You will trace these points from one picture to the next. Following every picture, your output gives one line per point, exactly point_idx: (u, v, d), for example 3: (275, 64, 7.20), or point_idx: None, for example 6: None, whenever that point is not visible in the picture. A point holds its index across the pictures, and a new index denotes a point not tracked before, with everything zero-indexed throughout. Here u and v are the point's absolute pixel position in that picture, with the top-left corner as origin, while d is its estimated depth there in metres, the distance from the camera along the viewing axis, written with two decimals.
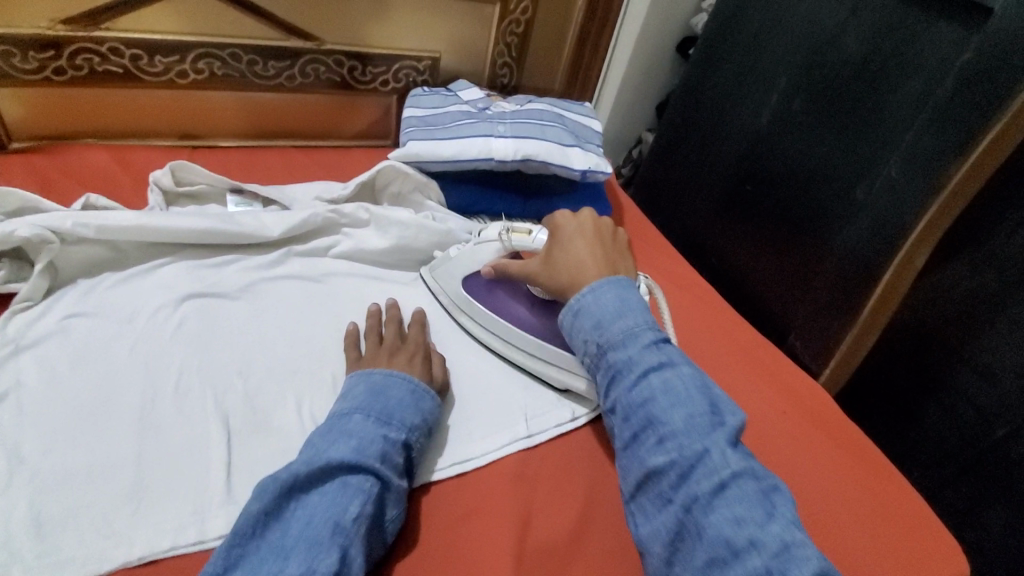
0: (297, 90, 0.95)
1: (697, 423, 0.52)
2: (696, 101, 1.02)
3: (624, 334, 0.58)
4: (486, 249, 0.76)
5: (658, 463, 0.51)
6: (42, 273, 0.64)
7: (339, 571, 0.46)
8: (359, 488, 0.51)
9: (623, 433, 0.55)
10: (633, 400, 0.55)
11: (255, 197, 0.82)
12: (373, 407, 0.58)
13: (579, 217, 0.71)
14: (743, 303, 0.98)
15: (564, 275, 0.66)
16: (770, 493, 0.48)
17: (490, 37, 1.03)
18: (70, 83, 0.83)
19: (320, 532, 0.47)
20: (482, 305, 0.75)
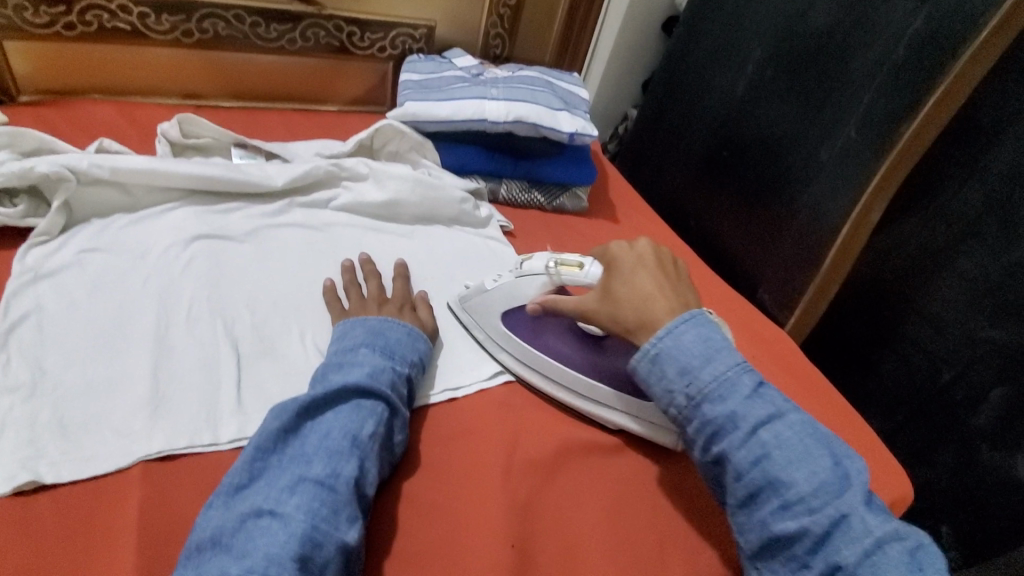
0: (297, 53, 0.98)
1: (824, 484, 0.51)
2: (679, 75, 1.07)
3: (718, 383, 0.56)
4: (532, 282, 0.72)
5: (787, 527, 0.50)
6: (59, 209, 0.68)
7: (357, 478, 0.51)
8: (371, 410, 0.56)
9: (736, 493, 0.54)
10: (745, 455, 0.53)
11: (258, 152, 0.86)
12: (377, 344, 0.63)
13: (636, 248, 0.67)
14: (716, 263, 1.03)
15: (631, 314, 0.62)
16: (916, 552, 0.48)
17: (484, 8, 1.07)
18: (79, 39, 0.86)
19: (339, 443, 0.52)
20: (526, 342, 0.71)
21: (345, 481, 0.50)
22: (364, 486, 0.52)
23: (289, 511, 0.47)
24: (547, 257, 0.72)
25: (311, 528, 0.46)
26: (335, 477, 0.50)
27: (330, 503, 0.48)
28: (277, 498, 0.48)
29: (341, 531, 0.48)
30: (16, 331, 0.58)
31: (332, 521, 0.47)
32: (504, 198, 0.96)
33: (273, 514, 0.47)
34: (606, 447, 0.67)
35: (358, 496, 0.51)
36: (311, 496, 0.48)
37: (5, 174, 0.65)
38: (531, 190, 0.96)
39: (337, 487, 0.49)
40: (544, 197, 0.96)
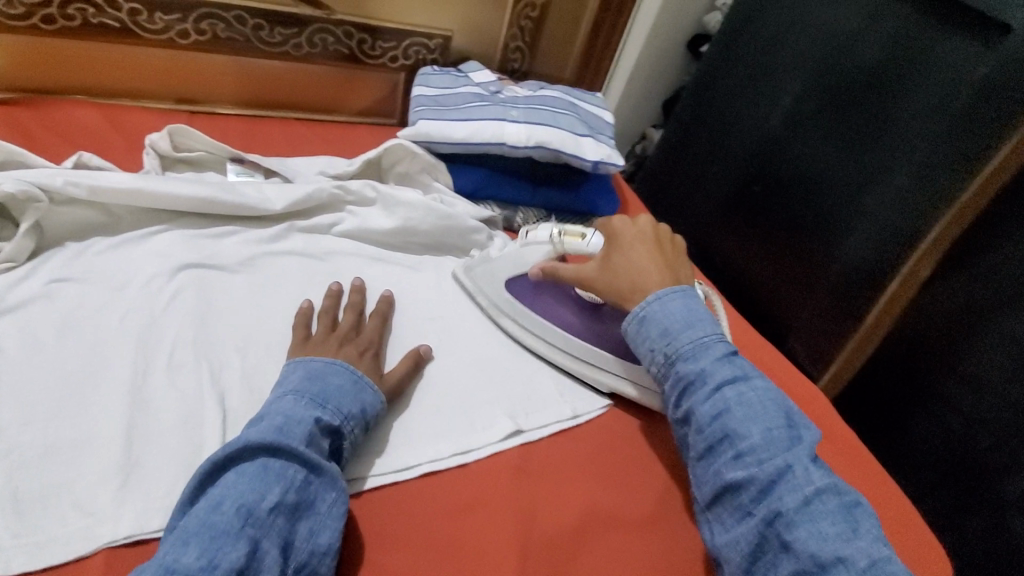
0: (301, 60, 0.91)
1: (777, 439, 0.51)
2: (708, 100, 1.02)
3: (693, 345, 0.57)
4: (535, 250, 0.75)
5: (736, 475, 0.50)
6: (28, 232, 0.60)
7: (244, 565, 0.42)
8: (279, 473, 0.47)
9: (696, 445, 0.54)
10: (707, 411, 0.54)
11: (256, 168, 0.79)
12: (309, 391, 0.54)
13: (636, 223, 0.69)
14: (743, 303, 1.01)
15: (625, 282, 0.64)
16: (853, 508, 0.48)
17: (505, 19, 1.00)
18: (59, 34, 0.78)
19: (228, 521, 0.44)
20: (530, 309, 0.73)
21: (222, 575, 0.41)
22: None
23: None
24: (551, 227, 0.75)
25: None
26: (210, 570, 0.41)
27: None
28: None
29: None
30: None
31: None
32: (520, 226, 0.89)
33: None
34: (632, 521, 0.60)
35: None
36: None
37: None
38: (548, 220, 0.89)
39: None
40: None
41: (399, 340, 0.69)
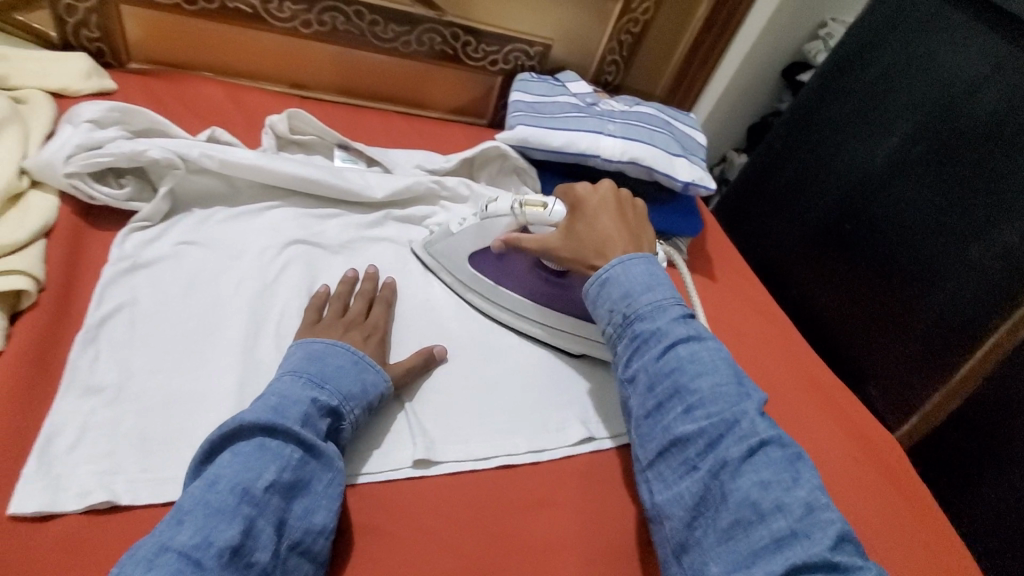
0: (407, 57, 0.95)
1: (725, 393, 0.50)
2: (805, 133, 1.03)
3: (651, 306, 0.55)
4: (495, 224, 0.70)
5: (686, 429, 0.49)
6: (164, 196, 0.65)
7: (240, 543, 0.41)
8: (276, 453, 0.47)
9: (644, 403, 0.52)
10: (659, 369, 0.52)
11: (360, 156, 0.84)
12: (309, 371, 0.54)
13: (600, 189, 0.65)
14: (817, 338, 1.00)
15: (589, 248, 0.62)
16: (797, 461, 0.48)
17: (606, 33, 1.02)
18: (196, 14, 0.84)
19: (224, 500, 0.43)
20: (494, 280, 0.72)
21: (217, 552, 0.40)
22: (251, 552, 0.42)
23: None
24: (512, 198, 0.70)
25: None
26: (204, 548, 0.40)
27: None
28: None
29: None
30: (108, 323, 0.56)
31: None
32: None
33: None
34: None
35: (238, 568, 0.41)
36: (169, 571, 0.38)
37: (117, 154, 0.62)
38: None
39: (205, 562, 0.40)
40: None
41: (480, 333, 0.71)
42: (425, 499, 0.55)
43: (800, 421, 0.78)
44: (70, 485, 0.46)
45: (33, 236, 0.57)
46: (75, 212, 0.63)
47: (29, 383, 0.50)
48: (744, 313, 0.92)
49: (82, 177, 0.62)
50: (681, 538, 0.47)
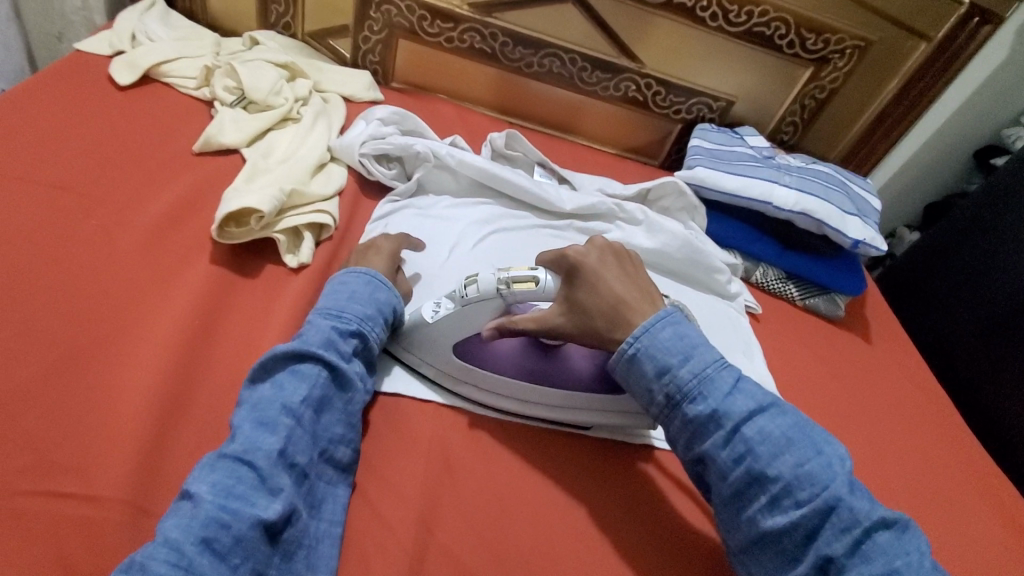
0: (603, 99, 1.10)
1: (807, 474, 0.51)
2: (996, 214, 1.02)
3: (700, 381, 0.56)
4: (486, 305, 0.62)
5: (776, 523, 0.51)
6: (415, 182, 0.85)
7: (282, 448, 0.50)
8: (306, 374, 0.55)
9: (721, 490, 0.54)
10: (729, 456, 0.53)
11: (553, 175, 0.99)
12: (327, 304, 0.61)
13: (594, 245, 0.64)
14: (976, 419, 1.00)
15: (599, 319, 0.60)
16: (901, 538, 0.50)
17: (789, 97, 1.09)
18: (449, 50, 1.06)
19: (269, 415, 0.51)
20: (485, 370, 0.64)
21: (265, 455, 0.49)
22: (293, 455, 0.51)
23: (202, 490, 0.46)
24: (495, 273, 0.61)
25: (219, 507, 0.45)
26: (253, 452, 0.49)
27: (249, 479, 0.47)
28: (194, 476, 0.47)
29: (260, 506, 0.47)
30: None
31: (245, 497, 0.46)
32: (757, 281, 0.95)
33: (184, 492, 0.46)
34: None
35: (283, 466, 0.50)
36: (227, 473, 0.47)
37: (395, 145, 0.84)
38: (786, 282, 0.95)
39: (256, 462, 0.48)
40: (797, 293, 0.95)
41: None
42: (581, 457, 0.65)
43: (939, 492, 0.77)
44: None
45: (334, 192, 0.79)
46: (356, 184, 0.85)
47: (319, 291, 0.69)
48: (896, 380, 0.92)
49: (369, 158, 0.84)
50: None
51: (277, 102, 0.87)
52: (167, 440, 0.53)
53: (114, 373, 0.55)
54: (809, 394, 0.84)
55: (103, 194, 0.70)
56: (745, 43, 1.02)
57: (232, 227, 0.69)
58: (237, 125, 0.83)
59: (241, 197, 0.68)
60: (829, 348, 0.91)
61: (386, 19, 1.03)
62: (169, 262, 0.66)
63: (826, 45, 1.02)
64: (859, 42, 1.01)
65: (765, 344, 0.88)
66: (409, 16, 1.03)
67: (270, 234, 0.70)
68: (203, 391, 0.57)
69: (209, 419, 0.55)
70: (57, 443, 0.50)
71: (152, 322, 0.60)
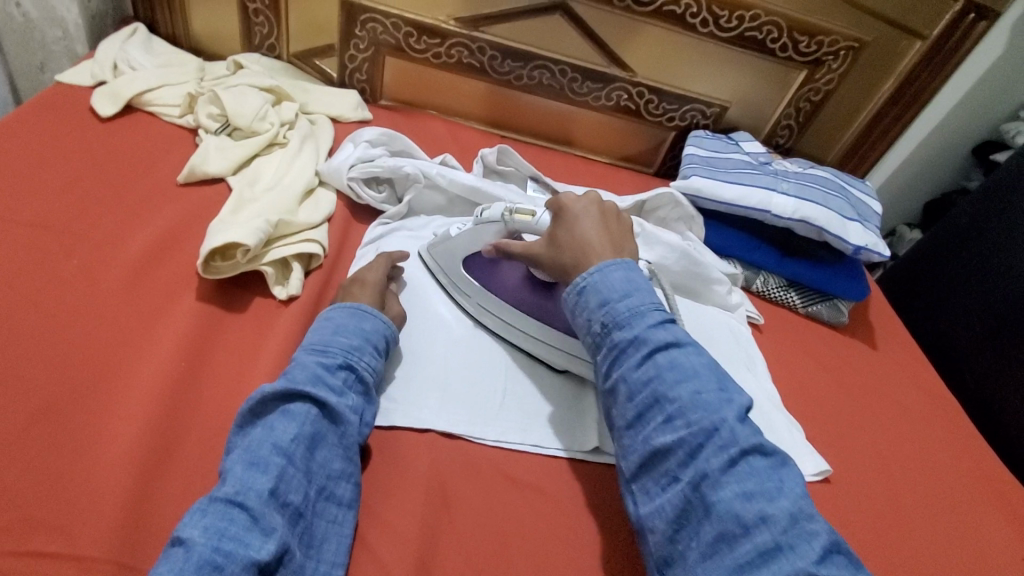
0: (595, 109, 1.09)
1: (705, 400, 0.50)
2: (997, 211, 1.00)
3: (630, 312, 0.55)
4: (488, 228, 0.73)
5: (665, 440, 0.49)
6: (406, 204, 0.84)
7: (274, 487, 0.48)
8: (296, 414, 0.53)
9: (626, 412, 0.53)
10: (638, 378, 0.52)
11: (548, 189, 0.97)
12: (315, 342, 0.60)
13: (586, 198, 0.67)
14: (986, 423, 0.98)
15: (568, 256, 0.63)
16: (778, 470, 0.47)
17: (783, 100, 1.08)
18: (437, 66, 1.05)
19: (258, 454, 0.50)
20: (486, 287, 0.73)
21: (256, 495, 0.47)
22: (286, 494, 0.49)
23: (194, 534, 0.44)
24: (504, 206, 0.72)
25: (213, 549, 0.43)
26: (243, 493, 0.47)
27: (242, 520, 0.46)
28: (185, 522, 0.45)
29: (255, 546, 0.45)
30: None
31: (239, 538, 0.45)
32: (758, 289, 0.94)
33: (176, 539, 0.44)
34: None
35: (276, 505, 0.48)
36: (219, 515, 0.46)
37: (384, 167, 0.82)
38: (787, 290, 0.93)
39: (247, 502, 0.47)
40: (800, 300, 0.93)
41: None
42: (583, 485, 0.63)
43: (953, 504, 0.75)
44: None
45: (322, 219, 0.77)
46: (346, 208, 0.83)
47: (310, 323, 0.67)
48: (904, 387, 0.89)
49: (357, 182, 0.82)
50: (665, 551, 0.48)
51: (262, 127, 0.86)
52: (153, 491, 0.51)
53: (98, 422, 0.54)
54: (816, 406, 0.82)
55: (85, 232, 0.68)
56: (736, 47, 1.01)
57: (218, 261, 0.67)
58: (221, 153, 0.81)
59: (226, 231, 0.67)
60: (834, 357, 0.90)
61: (372, 36, 1.02)
62: (154, 300, 0.64)
63: (819, 47, 1.00)
64: (852, 43, 1.00)
65: (768, 355, 0.87)
66: (395, 33, 1.01)
67: (257, 267, 0.68)
68: (190, 437, 0.55)
69: (196, 465, 0.53)
70: (38, 502, 0.48)
71: (137, 366, 0.58)
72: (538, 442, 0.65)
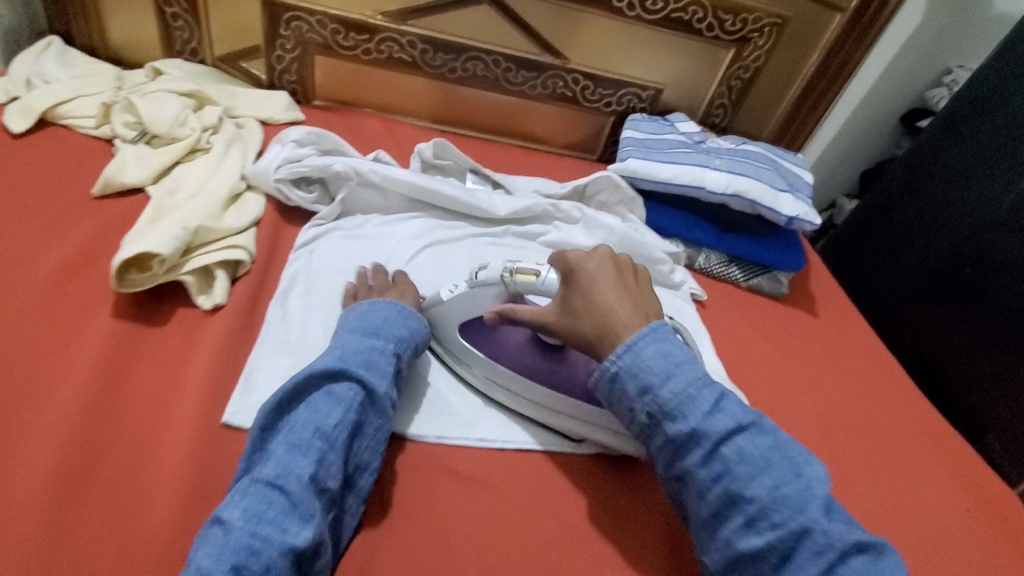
0: (533, 98, 1.08)
1: (786, 497, 0.49)
2: (924, 173, 1.04)
3: (679, 398, 0.53)
4: (485, 292, 0.63)
5: (750, 544, 0.48)
6: (339, 202, 0.82)
7: (315, 472, 0.48)
8: (340, 397, 0.54)
9: (699, 509, 0.52)
10: (707, 475, 0.51)
11: (487, 180, 0.96)
12: (362, 325, 0.61)
13: (597, 254, 0.61)
14: (927, 382, 1.02)
15: (588, 325, 0.58)
16: (878, 561, 0.47)
17: (715, 79, 1.10)
18: (368, 63, 1.03)
19: (302, 435, 0.50)
20: (487, 356, 0.66)
21: (296, 480, 0.47)
22: (324, 480, 0.49)
23: (233, 517, 0.45)
24: (502, 263, 0.62)
25: (250, 534, 0.44)
26: (284, 477, 0.47)
27: (280, 503, 0.46)
28: (226, 502, 0.46)
29: (292, 533, 0.45)
30: (291, 289, 0.71)
31: (278, 523, 0.45)
32: (701, 266, 0.95)
33: (218, 521, 0.45)
34: None
35: (315, 492, 0.48)
36: (258, 498, 0.46)
37: (312, 166, 0.80)
38: (729, 265, 0.95)
39: (287, 487, 0.47)
40: (741, 274, 0.95)
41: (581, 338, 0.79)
42: (528, 471, 0.63)
43: (893, 458, 0.78)
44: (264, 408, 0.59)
45: (249, 224, 0.75)
46: (275, 211, 0.81)
47: (239, 330, 0.65)
48: (845, 350, 0.92)
49: (285, 183, 0.80)
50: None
51: (182, 133, 0.83)
52: (69, 513, 0.48)
53: (6, 446, 0.51)
54: (761, 376, 0.83)
55: None
56: (665, 29, 1.02)
57: (134, 273, 0.64)
58: (141, 162, 0.78)
59: (141, 240, 0.64)
60: (776, 326, 0.92)
61: (297, 35, 0.99)
62: (68, 316, 0.61)
63: (744, 24, 1.02)
64: (775, 19, 1.02)
65: (713, 330, 0.88)
66: (321, 31, 0.99)
67: (176, 277, 0.66)
68: (110, 453, 0.53)
69: (117, 483, 0.51)
70: None
71: (50, 385, 0.56)
72: (484, 434, 0.64)
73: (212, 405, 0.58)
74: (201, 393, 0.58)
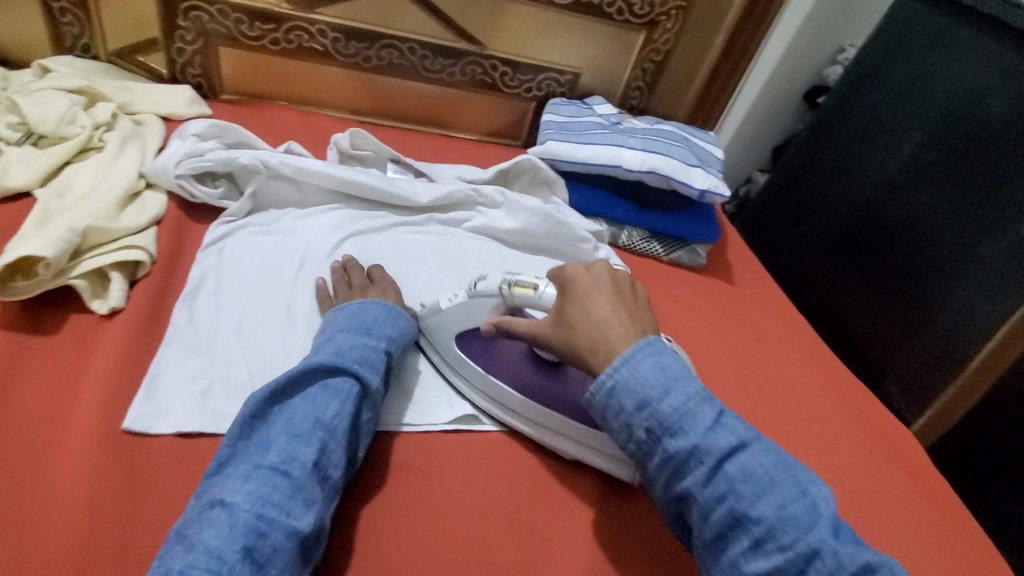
0: (453, 86, 1.08)
1: (793, 517, 0.46)
2: (821, 145, 1.12)
3: (678, 416, 0.50)
4: (483, 304, 0.64)
5: (759, 568, 0.45)
6: (249, 197, 0.79)
7: (318, 458, 0.49)
8: (339, 390, 0.54)
9: (703, 532, 0.48)
10: (711, 495, 0.48)
11: (408, 169, 0.95)
12: (354, 325, 0.60)
13: (594, 271, 0.60)
14: (835, 339, 1.09)
15: (583, 338, 0.56)
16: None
17: (630, 61, 1.13)
18: (277, 53, 0.99)
19: (304, 426, 0.50)
20: (484, 367, 0.66)
21: (301, 466, 0.48)
22: (325, 467, 0.50)
23: (238, 499, 0.45)
24: (501, 275, 0.64)
25: (257, 516, 0.44)
26: (290, 462, 0.48)
27: (285, 487, 0.47)
28: (229, 486, 0.46)
29: (296, 515, 0.46)
30: (198, 290, 0.68)
31: (283, 505, 0.45)
32: (624, 243, 0.98)
33: (223, 505, 0.45)
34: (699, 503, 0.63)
35: (318, 479, 0.49)
36: (264, 483, 0.46)
37: (216, 160, 0.77)
38: (651, 241, 0.98)
39: (293, 472, 0.47)
40: (662, 249, 0.98)
41: None
42: (454, 453, 0.62)
43: (805, 411, 0.83)
44: (168, 413, 0.56)
45: (149, 223, 0.71)
46: (179, 210, 0.77)
47: (140, 335, 0.62)
48: (761, 315, 0.97)
49: (188, 179, 0.77)
50: None
51: (71, 132, 0.77)
52: None
53: None
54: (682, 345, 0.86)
55: None
56: (577, 13, 1.04)
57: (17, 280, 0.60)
58: (23, 164, 0.72)
59: (23, 245, 0.60)
60: (696, 296, 0.95)
61: (198, 26, 0.94)
62: None
63: (652, 7, 1.06)
64: (681, 2, 1.06)
65: None
66: (224, 20, 0.94)
67: (67, 283, 0.61)
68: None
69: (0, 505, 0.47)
70: None
71: None
72: (409, 419, 0.63)
73: (110, 415, 0.54)
74: (99, 402, 0.55)
